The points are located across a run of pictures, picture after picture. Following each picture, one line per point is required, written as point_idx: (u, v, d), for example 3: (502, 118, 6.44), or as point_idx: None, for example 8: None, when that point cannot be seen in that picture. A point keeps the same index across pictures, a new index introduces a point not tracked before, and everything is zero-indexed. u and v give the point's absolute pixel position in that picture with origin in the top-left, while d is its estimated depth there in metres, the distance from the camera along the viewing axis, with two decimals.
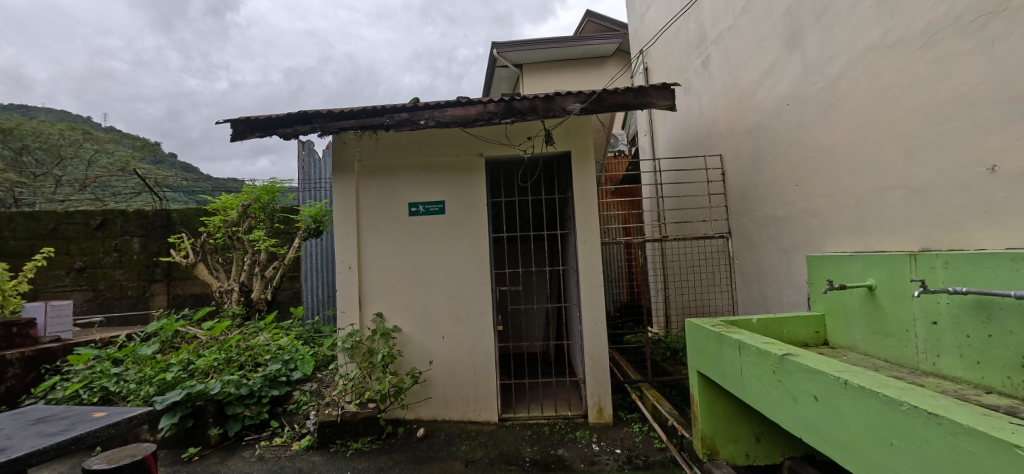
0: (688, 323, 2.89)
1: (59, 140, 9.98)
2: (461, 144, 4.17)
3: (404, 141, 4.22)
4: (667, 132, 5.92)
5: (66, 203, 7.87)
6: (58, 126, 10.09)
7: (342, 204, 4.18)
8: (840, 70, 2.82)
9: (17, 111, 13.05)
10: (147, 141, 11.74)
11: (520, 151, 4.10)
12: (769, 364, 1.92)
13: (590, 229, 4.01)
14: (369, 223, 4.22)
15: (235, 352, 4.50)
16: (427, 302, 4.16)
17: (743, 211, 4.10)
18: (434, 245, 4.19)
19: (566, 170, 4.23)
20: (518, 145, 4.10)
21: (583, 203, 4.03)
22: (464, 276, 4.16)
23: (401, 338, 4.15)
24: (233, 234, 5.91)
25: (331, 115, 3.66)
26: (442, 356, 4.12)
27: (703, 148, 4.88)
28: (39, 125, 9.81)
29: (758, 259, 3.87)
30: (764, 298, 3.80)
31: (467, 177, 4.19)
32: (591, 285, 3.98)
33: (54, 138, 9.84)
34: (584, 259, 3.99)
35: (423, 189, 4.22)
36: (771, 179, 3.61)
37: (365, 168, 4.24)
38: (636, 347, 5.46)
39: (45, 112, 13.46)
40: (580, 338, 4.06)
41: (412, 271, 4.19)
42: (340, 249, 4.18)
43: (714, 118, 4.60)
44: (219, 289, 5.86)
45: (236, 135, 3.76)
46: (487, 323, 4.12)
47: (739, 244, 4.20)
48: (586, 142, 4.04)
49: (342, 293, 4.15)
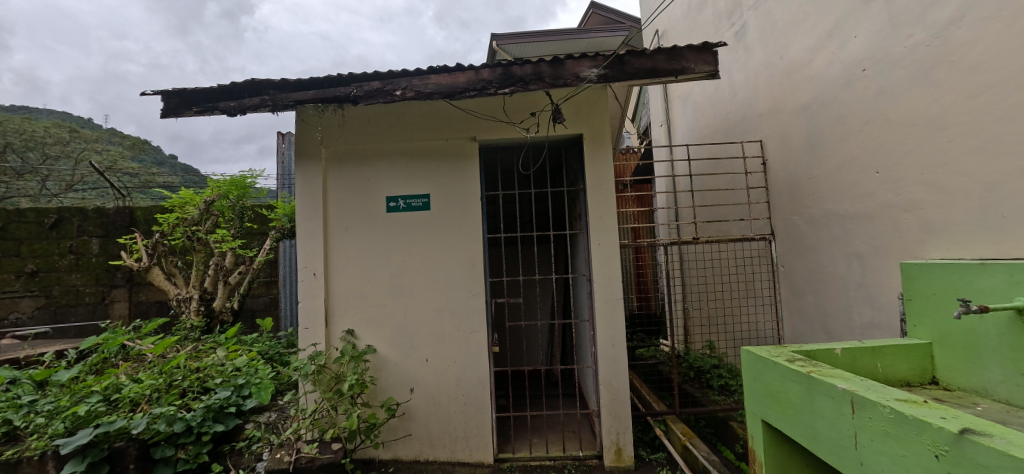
0: (743, 351, 2.16)
1: (46, 138, 9.19)
2: (450, 124, 3.45)
3: (381, 121, 3.50)
4: (687, 120, 5.21)
5: (55, 199, 7.16)
6: (44, 124, 9.38)
7: (307, 197, 3.48)
8: (955, 13, 2.13)
9: (18, 110, 12.51)
10: (140, 138, 10.59)
11: (522, 130, 3.37)
12: (927, 440, 1.23)
13: (605, 229, 3.29)
14: (338, 220, 3.51)
15: (177, 375, 3.76)
16: (408, 317, 3.43)
17: (792, 209, 3.38)
18: (417, 247, 3.47)
19: (577, 157, 3.51)
20: (517, 122, 3.37)
21: (598, 197, 3.31)
22: (452, 286, 3.43)
23: (376, 360, 3.41)
24: (193, 234, 5.17)
25: (285, 85, 2.93)
26: (427, 383, 3.39)
27: (735, 134, 4.16)
28: (24, 122, 9.07)
29: (815, 266, 3.15)
30: (824, 315, 3.07)
31: (457, 165, 3.47)
32: (607, 298, 3.25)
33: (41, 135, 9.07)
34: (597, 266, 3.27)
35: (404, 179, 3.50)
36: (836, 167, 2.91)
37: (335, 154, 3.53)
38: (653, 365, 4.73)
39: (44, 115, 12.59)
40: (593, 362, 3.33)
41: (390, 280, 3.47)
42: (304, 252, 3.47)
43: (751, 99, 3.88)
44: (176, 297, 5.11)
45: (169, 110, 3.04)
46: (481, 344, 3.38)
47: (786, 248, 3.47)
48: (602, 121, 3.32)
49: (305, 305, 3.43)
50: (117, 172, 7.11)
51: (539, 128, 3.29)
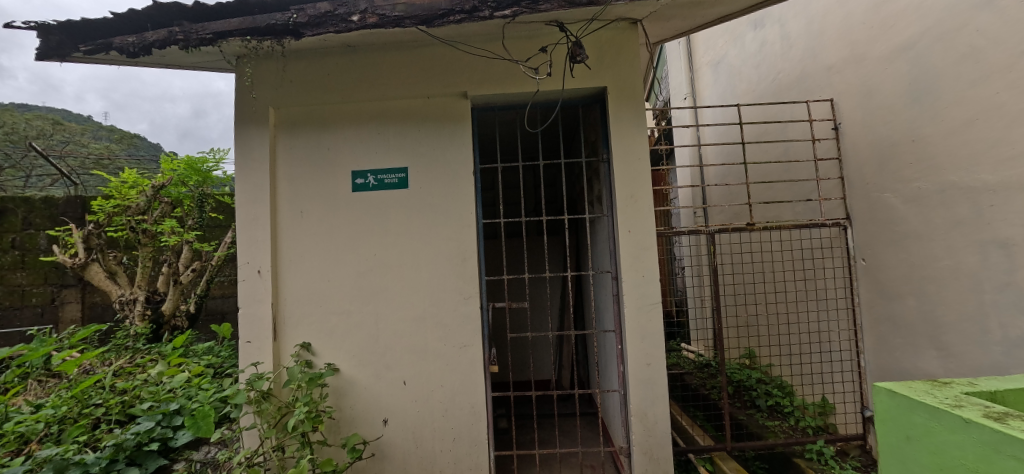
0: (877, 387, 1.40)
1: None
2: (433, 77, 2.66)
3: (343, 74, 2.72)
4: (719, 88, 4.40)
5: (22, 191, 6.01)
6: None
7: (250, 173, 2.70)
8: None
9: None
10: None
11: (528, 72, 2.55)
12: None
13: (638, 211, 2.50)
14: (290, 203, 2.73)
15: (92, 400, 2.98)
16: (379, 328, 2.65)
17: (880, 184, 2.59)
18: (392, 237, 2.67)
19: (599, 119, 2.71)
20: (522, 61, 2.56)
21: (627, 171, 2.52)
22: (437, 287, 2.64)
23: (339, 384, 2.64)
24: (137, 225, 4.36)
25: (199, 10, 2.16)
26: (403, 413, 2.61)
27: (789, 96, 3.36)
28: None
29: (921, 259, 2.37)
30: (937, 325, 2.30)
31: (444, 130, 2.69)
32: (641, 302, 2.45)
33: None
34: (626, 260, 2.48)
35: (375, 151, 2.71)
36: (963, 123, 2.14)
37: (286, 118, 2.77)
38: (680, 377, 3.95)
39: None
40: (623, 386, 2.53)
41: (357, 278, 2.68)
42: (245, 243, 2.68)
43: (813, 50, 3.08)
44: (118, 299, 4.34)
45: (46, 49, 2.22)
46: (475, 362, 2.60)
47: (870, 235, 2.68)
48: (632, 66, 2.54)
49: (248, 314, 2.65)
50: (88, 155, 5.70)
51: (552, 69, 2.48)
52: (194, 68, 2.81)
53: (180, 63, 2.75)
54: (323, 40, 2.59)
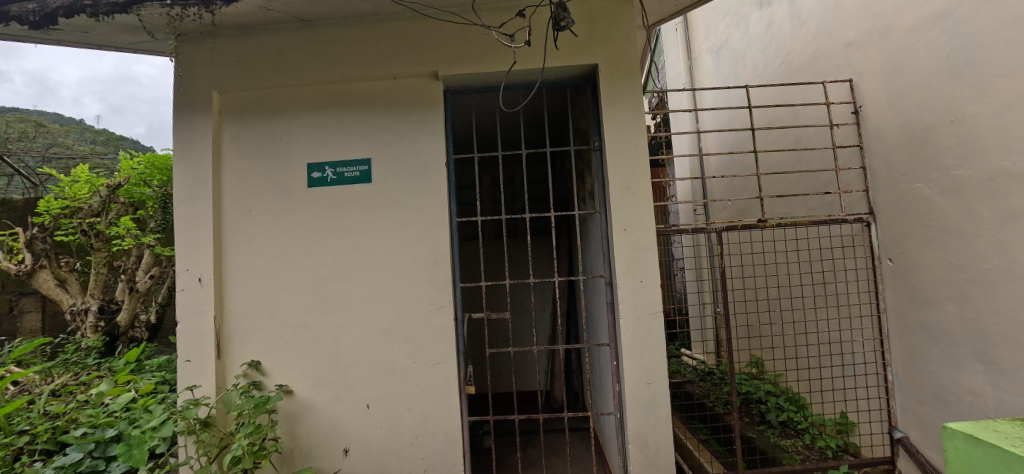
0: (945, 429, 1.14)
1: None
2: (399, 54, 2.31)
3: (296, 52, 2.37)
4: (721, 75, 4.07)
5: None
6: None
7: (191, 166, 2.35)
8: None
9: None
10: None
11: (505, 40, 2.19)
12: None
13: (636, 206, 2.16)
14: (236, 200, 2.38)
15: (18, 426, 2.63)
16: (340, 343, 2.30)
17: (912, 173, 2.27)
18: (355, 238, 2.32)
19: (590, 102, 2.38)
20: (495, 26, 2.23)
21: (624, 159, 2.18)
22: (406, 296, 2.29)
23: (292, 409, 2.29)
24: (89, 228, 4.01)
25: None
26: (366, 441, 2.26)
27: (801, 79, 3.03)
28: None
29: (964, 259, 2.05)
30: (986, 336, 1.98)
31: (412, 116, 2.34)
32: (639, 311, 2.12)
33: None
34: (622, 263, 2.14)
35: (333, 141, 2.36)
36: (1018, 98, 1.82)
37: (233, 103, 2.42)
38: (681, 387, 3.61)
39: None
40: (619, 409, 2.20)
41: (313, 286, 2.32)
42: (185, 246, 2.33)
43: (829, 26, 2.76)
44: (69, 309, 3.99)
45: None
46: (448, 382, 2.25)
47: (899, 232, 2.36)
48: (625, 40, 2.22)
49: (189, 328, 2.30)
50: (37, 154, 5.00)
51: (531, 36, 2.15)
52: (132, 50, 2.49)
53: (114, 43, 2.43)
54: (269, 11, 2.24)
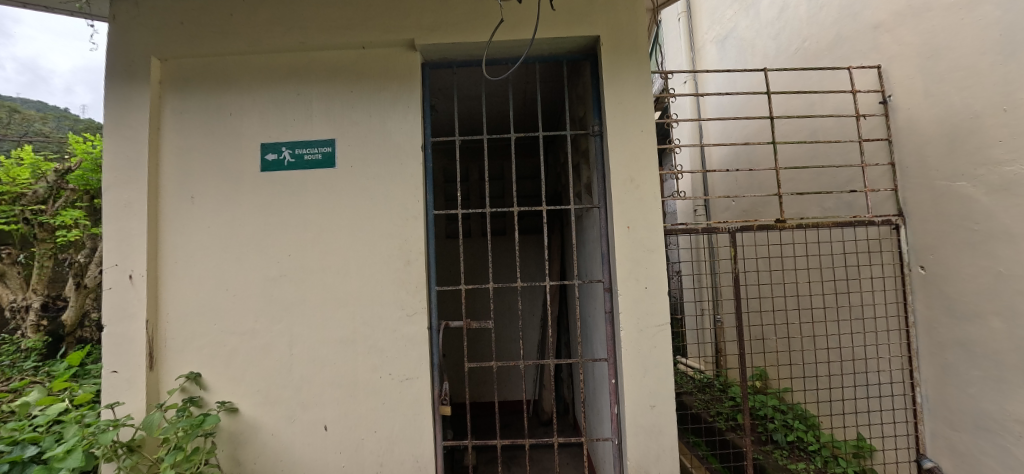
0: None
1: None
2: (371, 19, 1.99)
3: (250, 13, 2.04)
4: (726, 66, 3.80)
5: None
6: None
7: (124, 144, 2.01)
8: None
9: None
10: None
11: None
12: None
13: (641, 199, 1.86)
14: (175, 184, 2.04)
15: None
16: (294, 354, 1.98)
17: (952, 169, 2.01)
18: (315, 232, 2.00)
19: (590, 81, 2.08)
20: None
21: (628, 146, 1.88)
22: (374, 299, 1.97)
23: (237, 429, 1.96)
24: (32, 217, 3.64)
25: None
26: (323, 468, 1.94)
27: (818, 67, 2.76)
28: None
29: (1015, 268, 1.80)
30: None
31: (384, 92, 2.02)
32: (644, 321, 1.82)
33: None
34: (623, 266, 1.84)
35: (292, 118, 2.04)
36: None
37: (176, 72, 2.08)
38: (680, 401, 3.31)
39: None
40: (618, 435, 1.90)
41: (265, 286, 2.00)
42: (114, 237, 1.98)
43: (852, 7, 2.50)
44: (9, 305, 3.63)
45: None
46: (419, 401, 1.94)
47: (933, 236, 2.09)
48: (630, 8, 1.92)
49: (116, 333, 1.96)
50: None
51: None
52: (64, 10, 2.18)
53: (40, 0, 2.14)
54: None
